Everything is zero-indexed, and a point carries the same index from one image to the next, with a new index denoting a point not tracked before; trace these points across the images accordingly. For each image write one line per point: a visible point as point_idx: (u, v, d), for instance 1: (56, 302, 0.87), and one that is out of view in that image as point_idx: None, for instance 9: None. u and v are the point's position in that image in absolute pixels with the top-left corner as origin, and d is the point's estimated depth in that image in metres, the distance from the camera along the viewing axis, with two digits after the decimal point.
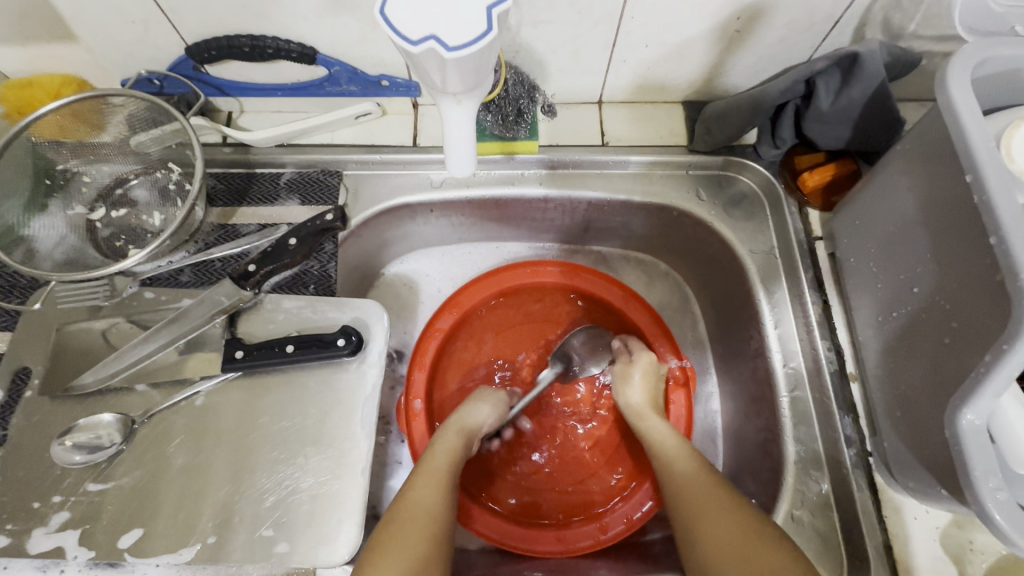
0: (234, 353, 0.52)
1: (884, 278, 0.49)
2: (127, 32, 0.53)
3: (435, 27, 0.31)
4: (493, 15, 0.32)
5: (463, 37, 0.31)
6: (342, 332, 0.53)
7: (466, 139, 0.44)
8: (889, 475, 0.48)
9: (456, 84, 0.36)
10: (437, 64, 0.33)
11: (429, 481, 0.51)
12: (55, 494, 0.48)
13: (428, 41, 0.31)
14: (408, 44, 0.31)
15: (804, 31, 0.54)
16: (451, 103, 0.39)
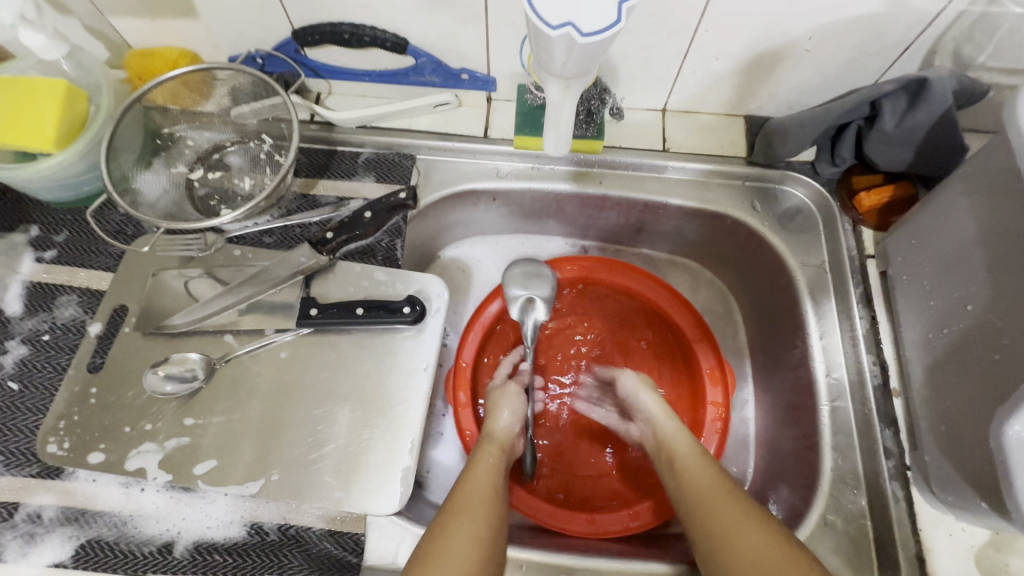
0: (310, 310, 0.56)
1: (937, 295, 0.50)
2: (244, 14, 0.59)
3: (573, 15, 0.35)
4: (623, 7, 0.35)
5: (598, 24, 0.35)
6: (407, 300, 0.57)
7: (566, 115, 0.49)
8: (926, 489, 0.49)
9: (571, 66, 0.40)
10: (565, 47, 0.37)
11: (478, 491, 0.51)
12: (143, 420, 0.52)
13: (565, 26, 0.35)
14: (547, 28, 0.35)
15: (874, 54, 0.56)
16: (558, 87, 0.44)
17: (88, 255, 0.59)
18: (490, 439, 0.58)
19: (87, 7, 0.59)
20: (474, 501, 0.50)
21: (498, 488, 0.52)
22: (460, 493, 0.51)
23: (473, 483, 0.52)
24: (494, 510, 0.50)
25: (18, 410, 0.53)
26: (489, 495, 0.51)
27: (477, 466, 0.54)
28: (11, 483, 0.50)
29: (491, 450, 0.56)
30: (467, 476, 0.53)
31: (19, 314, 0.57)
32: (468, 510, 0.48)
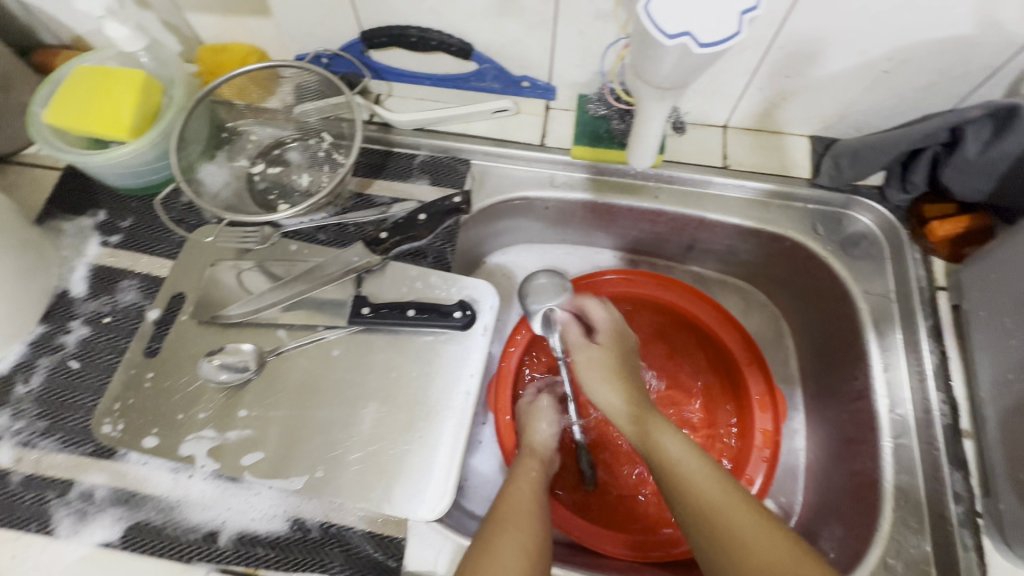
0: (361, 308, 0.56)
1: (1020, 334, 0.47)
2: (316, 15, 0.60)
3: (690, 25, 0.35)
4: (743, 20, 0.35)
5: (716, 35, 0.35)
6: (458, 305, 0.57)
7: (657, 128, 0.49)
8: (1000, 540, 0.46)
9: (675, 76, 0.40)
10: (677, 56, 0.37)
11: (521, 504, 0.51)
12: (196, 406, 0.53)
13: (682, 36, 0.35)
14: (664, 37, 0.35)
15: (956, 78, 0.54)
16: (655, 99, 0.45)
17: (150, 242, 0.61)
18: (530, 453, 0.58)
19: (167, 3, 0.61)
20: (517, 512, 0.49)
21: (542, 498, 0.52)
22: (502, 506, 0.51)
23: (517, 495, 0.52)
24: (538, 519, 0.49)
25: (77, 389, 0.54)
26: (532, 505, 0.51)
27: (520, 479, 0.54)
28: (66, 460, 0.51)
29: (531, 462, 0.57)
30: (510, 489, 0.53)
31: (83, 296, 0.58)
32: (513, 521, 0.48)
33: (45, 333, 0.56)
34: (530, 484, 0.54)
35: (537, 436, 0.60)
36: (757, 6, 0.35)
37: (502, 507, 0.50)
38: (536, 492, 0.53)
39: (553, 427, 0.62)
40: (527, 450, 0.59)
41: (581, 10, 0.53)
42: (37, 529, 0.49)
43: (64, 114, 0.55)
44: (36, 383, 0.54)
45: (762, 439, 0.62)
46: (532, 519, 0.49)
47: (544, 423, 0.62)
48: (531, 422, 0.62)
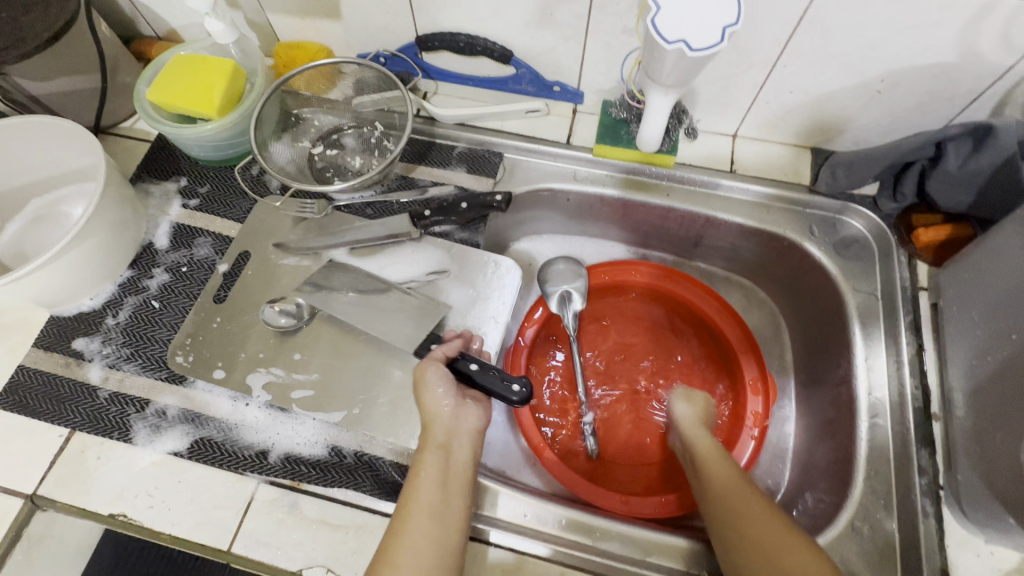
0: (429, 346, 0.61)
1: (985, 325, 0.53)
2: (380, 20, 0.69)
3: (686, 34, 0.44)
4: (726, 32, 0.44)
5: (705, 43, 0.44)
6: (522, 379, 0.57)
7: (659, 121, 0.60)
8: (957, 508, 0.52)
9: (673, 75, 0.50)
10: (674, 59, 0.46)
11: (429, 490, 0.49)
12: (256, 346, 0.62)
13: (678, 42, 0.44)
14: (664, 42, 0.45)
15: (943, 101, 0.61)
16: (658, 94, 0.55)
17: (223, 207, 0.70)
18: (424, 445, 0.52)
19: (254, 5, 0.71)
20: (415, 524, 0.47)
21: (447, 497, 0.50)
22: (401, 519, 0.48)
23: (426, 473, 0.51)
24: (438, 530, 0.47)
25: (157, 324, 0.63)
26: (432, 514, 0.48)
27: (421, 480, 0.50)
28: (145, 382, 0.60)
29: (430, 448, 0.52)
30: (410, 495, 0.49)
31: (165, 248, 0.68)
32: (412, 539, 0.46)
33: (131, 277, 0.66)
34: (432, 480, 0.50)
35: (436, 415, 0.54)
36: (736, 23, 0.44)
37: (398, 523, 0.48)
38: (435, 496, 0.49)
39: (450, 398, 0.55)
40: (425, 438, 0.53)
41: (610, 26, 0.62)
42: (118, 437, 0.57)
43: (163, 93, 0.65)
44: (123, 318, 0.63)
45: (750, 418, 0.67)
46: (437, 534, 0.47)
47: (445, 391, 0.55)
48: (420, 392, 0.56)
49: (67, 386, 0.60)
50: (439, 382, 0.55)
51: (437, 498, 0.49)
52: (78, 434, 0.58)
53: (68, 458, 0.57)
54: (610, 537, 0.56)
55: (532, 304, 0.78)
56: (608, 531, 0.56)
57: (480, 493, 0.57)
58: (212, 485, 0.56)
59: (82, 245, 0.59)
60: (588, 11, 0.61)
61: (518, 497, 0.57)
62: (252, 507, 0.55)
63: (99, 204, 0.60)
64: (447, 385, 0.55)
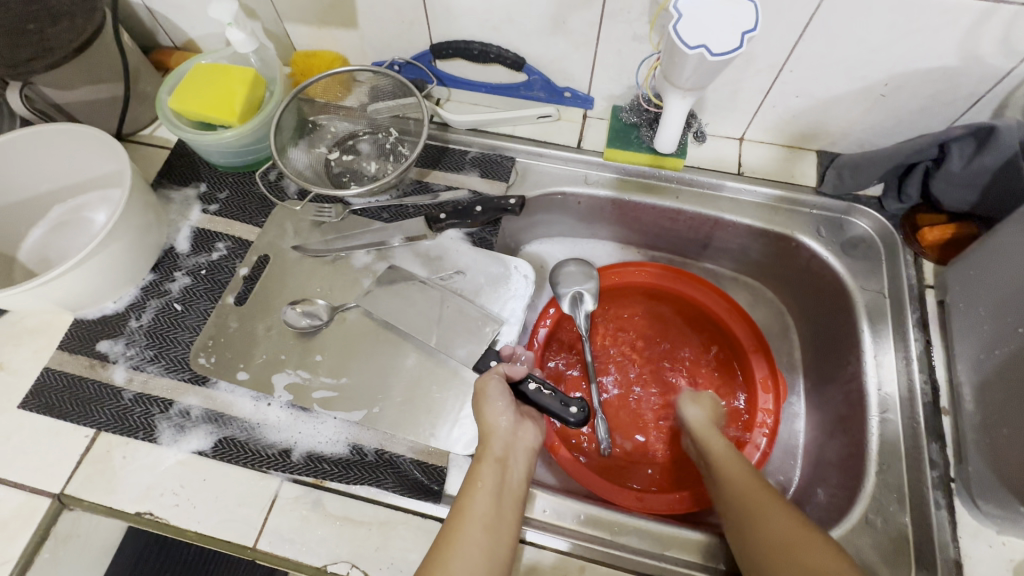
0: (489, 361, 0.61)
1: (991, 321, 0.54)
2: (396, 29, 0.71)
3: (706, 39, 0.46)
4: (745, 37, 0.46)
5: (725, 48, 0.46)
6: (580, 401, 0.58)
7: (677, 120, 0.61)
8: (969, 500, 0.53)
9: (692, 78, 0.51)
10: (694, 62, 0.48)
11: (486, 500, 0.50)
12: (276, 348, 0.63)
13: (699, 48, 0.46)
14: (685, 47, 0.46)
15: (945, 104, 0.62)
16: (677, 97, 0.56)
17: (242, 212, 0.72)
18: (482, 456, 0.53)
19: (272, 15, 0.73)
20: (468, 532, 0.47)
21: (501, 510, 0.50)
22: (456, 525, 0.48)
23: (484, 483, 0.51)
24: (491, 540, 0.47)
25: (179, 326, 0.65)
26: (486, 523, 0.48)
27: (477, 490, 0.50)
28: (169, 383, 0.61)
29: (485, 458, 0.53)
30: (464, 503, 0.49)
31: (186, 252, 0.69)
32: (466, 545, 0.46)
33: (154, 281, 0.67)
34: (487, 488, 0.50)
35: (494, 428, 0.55)
36: (753, 28, 0.46)
37: (451, 528, 0.47)
38: (491, 508, 0.49)
39: (510, 415, 0.56)
40: (482, 450, 0.54)
41: (620, 33, 0.64)
42: (144, 437, 0.59)
43: (186, 101, 0.67)
44: (146, 320, 0.65)
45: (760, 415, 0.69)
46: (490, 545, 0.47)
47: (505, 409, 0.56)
48: (479, 405, 0.56)
49: (92, 388, 0.61)
50: (502, 398, 0.56)
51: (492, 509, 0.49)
52: (104, 434, 0.59)
53: (94, 458, 0.58)
54: (628, 531, 0.56)
55: (544, 305, 0.79)
56: (626, 525, 0.57)
57: None
58: (237, 483, 0.57)
59: (109, 249, 0.61)
60: (599, 19, 0.63)
61: (536, 493, 0.58)
62: (276, 505, 0.56)
63: (125, 209, 0.61)
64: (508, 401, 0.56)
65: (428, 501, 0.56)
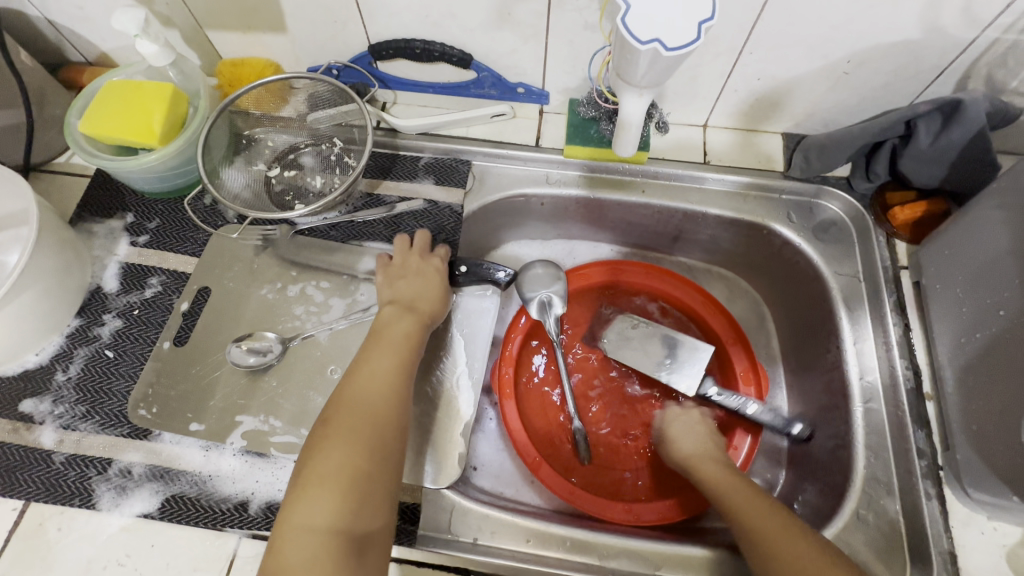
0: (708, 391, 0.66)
1: (969, 302, 0.53)
2: (328, 30, 0.65)
3: (660, 33, 0.42)
4: (702, 28, 0.42)
5: (681, 41, 0.42)
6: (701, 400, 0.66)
7: (636, 125, 0.57)
8: (959, 488, 0.51)
9: (647, 75, 0.48)
10: (648, 59, 0.44)
11: (333, 458, 0.44)
12: (225, 392, 0.58)
13: (653, 42, 0.42)
14: (638, 43, 0.42)
15: (909, 77, 0.60)
16: (633, 95, 0.52)
17: (176, 241, 0.65)
18: (337, 409, 0.48)
19: (189, 21, 0.66)
20: (356, 409, 0.47)
21: (391, 399, 0.49)
22: (302, 488, 0.43)
23: (335, 443, 0.45)
24: (377, 422, 0.47)
25: (113, 375, 0.59)
26: (382, 408, 0.48)
27: (323, 449, 0.45)
28: (105, 441, 0.55)
29: (390, 341, 0.54)
30: (319, 464, 0.44)
31: (115, 291, 0.63)
32: (309, 512, 0.42)
33: (80, 326, 0.61)
34: (383, 374, 0.51)
35: (385, 335, 0.54)
36: (710, 18, 0.43)
37: (341, 418, 0.47)
38: (362, 464, 0.45)
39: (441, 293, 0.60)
40: (338, 405, 0.48)
41: (571, 22, 0.59)
42: (81, 503, 0.53)
43: (99, 124, 0.60)
44: (75, 372, 0.58)
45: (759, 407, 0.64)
46: (379, 432, 0.47)
47: (427, 288, 0.59)
48: (410, 280, 0.59)
49: (16, 454, 0.55)
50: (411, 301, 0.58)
51: (390, 401, 0.49)
52: (35, 504, 0.53)
53: (25, 532, 0.52)
54: (617, 554, 0.53)
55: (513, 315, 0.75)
56: (614, 547, 0.53)
57: (477, 521, 0.54)
58: (190, 545, 0.52)
59: (18, 299, 0.54)
60: (546, 8, 0.58)
61: (520, 521, 0.54)
62: (236, 564, 0.51)
63: (34, 252, 0.54)
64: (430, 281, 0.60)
65: (402, 543, 0.52)
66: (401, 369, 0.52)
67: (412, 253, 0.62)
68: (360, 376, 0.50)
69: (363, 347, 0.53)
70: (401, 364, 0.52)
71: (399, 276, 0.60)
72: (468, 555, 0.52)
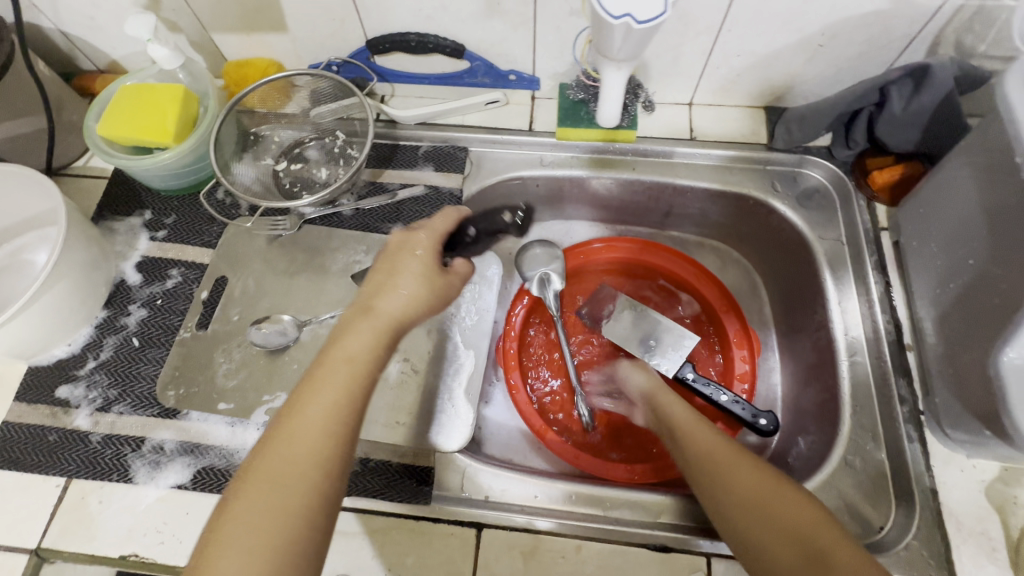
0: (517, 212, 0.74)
1: (943, 256, 0.56)
2: (327, 28, 0.69)
3: (631, 8, 0.46)
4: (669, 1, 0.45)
5: (651, 14, 0.46)
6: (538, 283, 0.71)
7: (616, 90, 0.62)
8: (939, 430, 0.55)
9: (623, 48, 0.51)
10: (623, 33, 0.47)
11: (230, 548, 0.36)
12: (247, 371, 0.62)
13: (624, 17, 0.46)
14: (611, 18, 0.46)
15: (882, 47, 0.63)
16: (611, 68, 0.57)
17: (193, 234, 0.69)
18: (251, 473, 0.39)
19: (195, 26, 0.70)
20: (274, 487, 0.38)
21: (318, 460, 0.40)
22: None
23: (236, 527, 0.37)
24: (296, 502, 0.38)
25: (141, 361, 0.62)
26: (309, 481, 0.39)
27: (225, 532, 0.37)
28: (138, 421, 0.59)
29: (334, 384, 0.43)
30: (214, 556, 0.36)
31: (138, 283, 0.67)
32: None
33: (108, 317, 0.65)
34: (315, 426, 0.41)
35: (325, 371, 0.44)
36: None
37: (251, 488, 0.38)
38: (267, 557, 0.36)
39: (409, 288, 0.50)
40: (253, 467, 0.40)
41: (557, 9, 0.62)
42: (118, 478, 0.57)
43: (119, 126, 0.64)
44: (105, 359, 0.62)
45: (730, 397, 0.63)
46: (296, 509, 0.38)
47: (403, 284, 0.51)
48: (384, 271, 0.52)
49: (57, 436, 0.59)
50: (379, 318, 0.48)
51: (315, 463, 0.40)
52: (76, 481, 0.57)
53: (68, 507, 0.56)
54: (620, 505, 0.57)
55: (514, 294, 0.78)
56: (617, 499, 0.57)
57: (487, 480, 0.58)
58: None
59: (52, 291, 0.58)
60: None
61: (528, 480, 0.58)
62: None
63: (64, 246, 0.58)
64: (410, 291, 0.50)
65: (418, 502, 0.56)
66: (341, 428, 0.42)
67: (407, 238, 0.54)
68: (285, 427, 0.41)
69: (302, 391, 0.43)
70: (339, 421, 0.42)
71: (378, 279, 0.51)
72: (480, 510, 0.56)
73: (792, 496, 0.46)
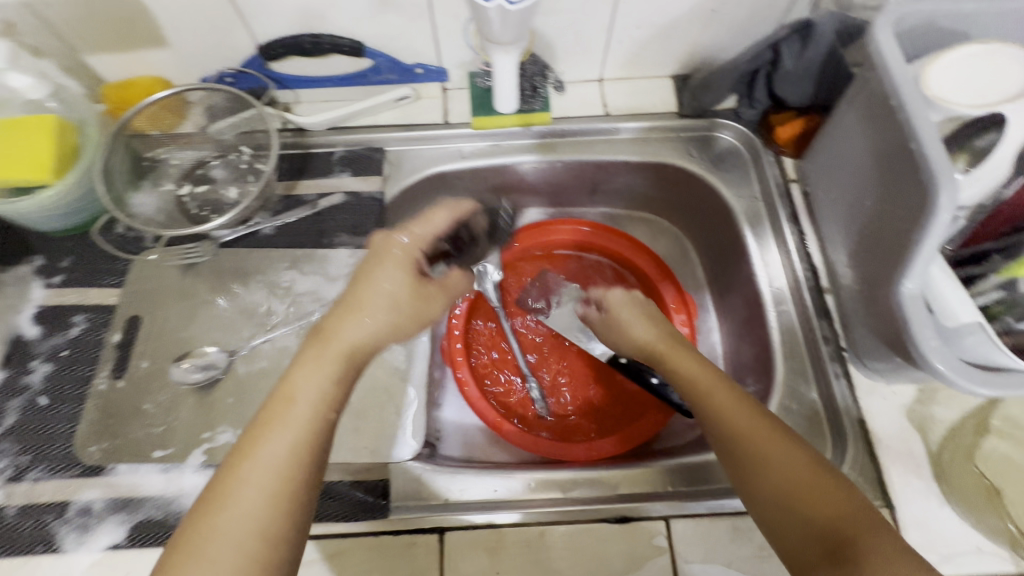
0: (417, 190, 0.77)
1: (846, 200, 0.59)
2: (211, 37, 0.64)
3: None
4: None
5: None
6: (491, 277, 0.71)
7: (511, 75, 0.63)
8: (860, 363, 0.58)
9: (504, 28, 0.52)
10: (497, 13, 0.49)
11: None
12: (176, 412, 0.58)
13: None
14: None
15: (770, 6, 0.65)
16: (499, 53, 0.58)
17: (95, 275, 0.64)
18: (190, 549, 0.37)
19: (62, 48, 0.64)
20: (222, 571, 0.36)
21: (260, 530, 0.38)
22: None
23: None
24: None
25: (53, 420, 0.57)
26: (252, 539, 0.38)
27: None
28: (58, 484, 0.55)
29: (285, 434, 0.41)
30: None
31: (37, 337, 0.61)
32: None
33: (8, 378, 0.59)
34: (259, 495, 0.39)
35: (280, 427, 0.42)
36: None
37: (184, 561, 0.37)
38: None
39: (378, 314, 0.48)
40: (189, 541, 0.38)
41: None
42: (43, 550, 0.52)
43: None
44: (10, 423, 0.57)
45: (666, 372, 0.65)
46: None
47: (382, 301, 0.48)
48: (361, 286, 0.49)
49: None
50: (333, 349, 0.45)
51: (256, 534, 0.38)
52: None
53: None
54: (579, 484, 0.58)
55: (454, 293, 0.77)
56: (573, 479, 0.58)
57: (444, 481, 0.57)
58: None
59: None
60: None
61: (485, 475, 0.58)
62: None
63: None
64: (373, 319, 0.47)
65: (376, 517, 0.54)
66: (291, 484, 0.40)
67: (393, 246, 0.53)
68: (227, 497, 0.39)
69: (244, 440, 0.41)
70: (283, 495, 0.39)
71: (346, 301, 0.49)
72: (440, 514, 0.55)
73: (820, 475, 0.43)
